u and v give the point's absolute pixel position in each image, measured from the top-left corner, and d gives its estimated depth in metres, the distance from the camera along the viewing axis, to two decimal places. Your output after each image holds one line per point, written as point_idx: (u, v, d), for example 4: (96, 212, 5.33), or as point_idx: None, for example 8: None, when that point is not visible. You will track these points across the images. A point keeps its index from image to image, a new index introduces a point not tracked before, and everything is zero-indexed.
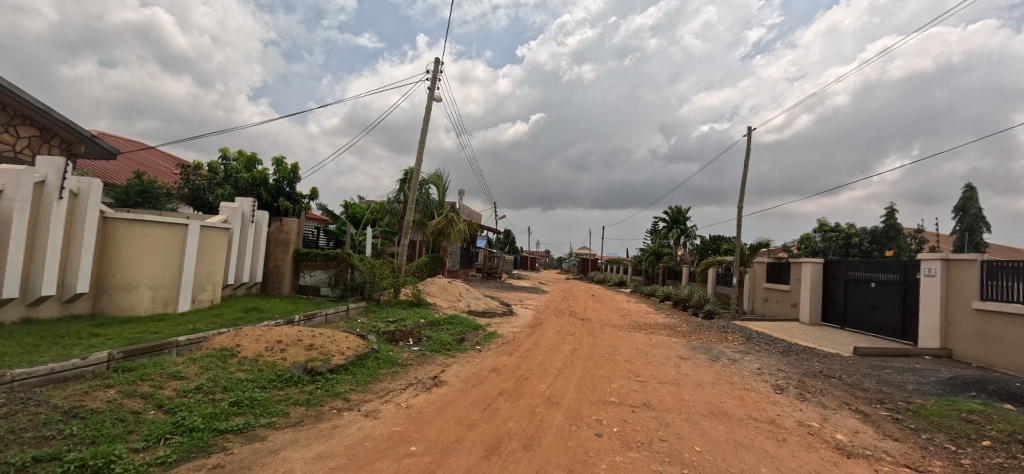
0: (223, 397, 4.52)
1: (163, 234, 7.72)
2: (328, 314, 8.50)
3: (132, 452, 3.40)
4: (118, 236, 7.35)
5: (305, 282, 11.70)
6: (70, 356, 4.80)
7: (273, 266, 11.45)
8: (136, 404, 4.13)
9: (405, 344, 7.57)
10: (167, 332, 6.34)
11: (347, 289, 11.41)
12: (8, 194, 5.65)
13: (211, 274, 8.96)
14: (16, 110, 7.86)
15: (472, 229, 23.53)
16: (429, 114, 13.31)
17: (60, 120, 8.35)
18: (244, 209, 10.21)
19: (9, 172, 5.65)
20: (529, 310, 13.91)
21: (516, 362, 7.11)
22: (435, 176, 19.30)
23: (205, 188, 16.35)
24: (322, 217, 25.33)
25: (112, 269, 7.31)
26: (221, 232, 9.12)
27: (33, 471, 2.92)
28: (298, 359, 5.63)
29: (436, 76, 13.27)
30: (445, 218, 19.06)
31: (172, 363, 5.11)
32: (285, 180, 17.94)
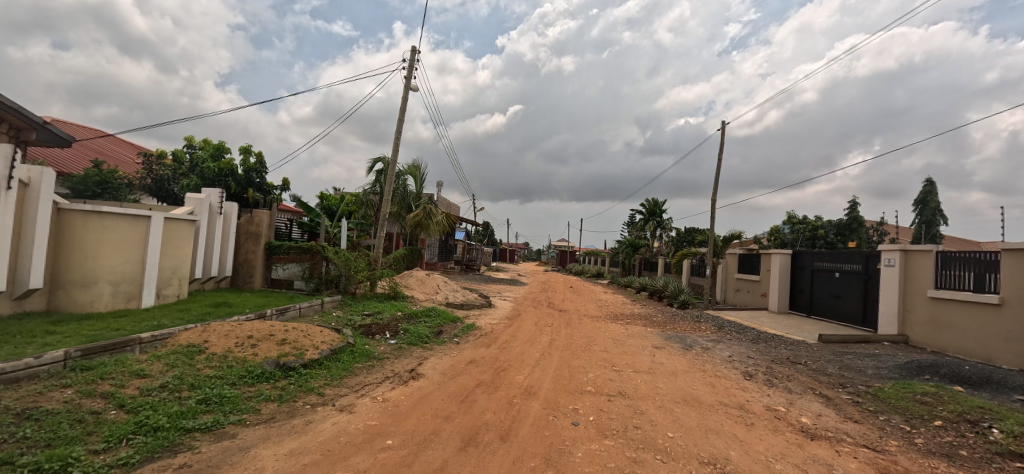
0: (189, 395, 4.37)
1: (124, 227, 7.36)
2: (302, 308, 8.33)
3: (91, 454, 3.26)
4: (75, 228, 6.97)
5: (278, 275, 11.39)
6: (22, 355, 4.54)
7: (243, 259, 11.10)
8: (96, 404, 3.95)
9: (382, 338, 7.48)
10: (128, 328, 6.06)
11: (322, 283, 11.17)
12: None
13: (177, 267, 8.62)
14: None
15: (451, 220, 23.27)
16: (406, 103, 13.02)
17: (9, 106, 7.81)
18: (211, 200, 9.85)
19: None
20: (508, 302, 13.96)
21: (494, 354, 7.11)
22: (412, 167, 19.00)
23: (169, 178, 15.67)
24: (295, 210, 24.77)
25: (69, 263, 6.92)
26: (188, 224, 8.77)
27: None
28: (270, 354, 5.49)
29: (413, 64, 12.97)
30: (423, 211, 18.79)
31: (135, 361, 4.90)
32: (254, 171, 17.47)
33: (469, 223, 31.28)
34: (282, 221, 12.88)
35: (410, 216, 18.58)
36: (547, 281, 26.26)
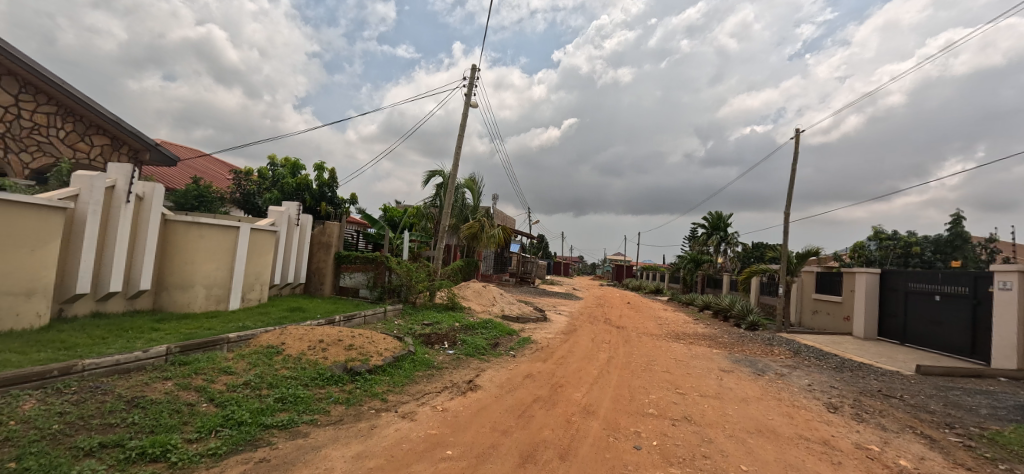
0: (268, 393, 4.70)
1: (218, 237, 8.15)
2: (367, 315, 8.71)
3: (186, 443, 3.59)
4: (177, 237, 7.83)
5: (345, 283, 11.99)
6: (133, 348, 5.11)
7: (315, 267, 11.87)
8: (190, 397, 4.35)
9: (440, 347, 7.64)
10: (218, 329, 6.66)
11: (385, 292, 11.65)
12: (82, 198, 5.98)
13: (259, 274, 9.41)
14: (93, 121, 8.60)
15: (507, 233, 23.45)
16: (465, 119, 13.46)
17: (128, 131, 8.97)
18: (290, 212, 10.66)
19: (83, 177, 5.98)
20: (563, 316, 13.72)
21: (550, 369, 7.00)
22: (469, 180, 19.55)
23: (254, 192, 17.22)
24: (362, 222, 26.44)
25: (171, 267, 7.77)
26: (269, 234, 9.56)
27: (100, 457, 3.16)
28: (338, 358, 5.79)
29: (472, 82, 13.44)
30: (479, 223, 19.29)
31: (223, 358, 5.36)
32: (326, 186, 18.82)
33: (524, 236, 31.55)
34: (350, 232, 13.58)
35: (466, 228, 19.03)
36: (602, 297, 25.65)
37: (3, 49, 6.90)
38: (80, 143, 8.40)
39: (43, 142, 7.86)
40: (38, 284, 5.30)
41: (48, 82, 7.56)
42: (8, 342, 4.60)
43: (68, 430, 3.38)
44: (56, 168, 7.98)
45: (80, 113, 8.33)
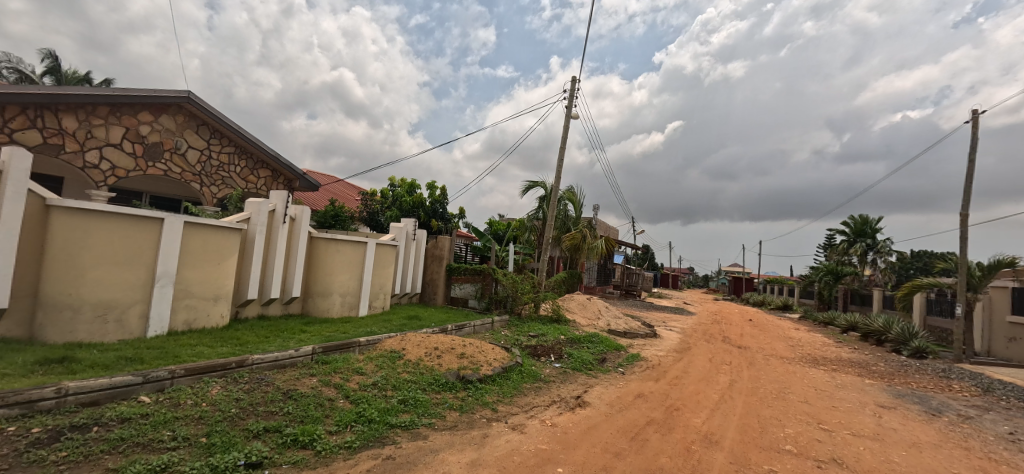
0: (393, 394, 5.13)
1: (350, 250, 9.28)
2: (476, 325, 9.12)
3: (328, 434, 4.06)
4: (319, 252, 8.97)
5: (455, 294, 12.66)
6: (288, 347, 6.01)
7: (429, 278, 12.79)
8: (330, 393, 4.92)
9: (547, 360, 7.65)
10: (351, 333, 7.52)
11: (491, 302, 12.08)
12: (252, 220, 7.26)
13: (383, 284, 10.45)
14: (260, 158, 10.50)
15: (609, 243, 22.65)
16: (566, 131, 13.55)
17: (285, 164, 10.74)
18: (408, 228, 11.63)
19: (253, 204, 7.28)
20: (674, 333, 12.80)
21: (664, 389, 6.53)
22: (571, 193, 19.57)
23: (377, 211, 19.42)
24: (468, 235, 28.16)
25: (314, 278, 8.92)
26: (390, 248, 10.59)
27: (265, 440, 3.74)
28: (452, 365, 6.12)
29: (573, 94, 13.51)
30: (581, 234, 19.05)
31: (356, 360, 6.01)
32: (438, 202, 20.43)
33: (629, 247, 30.52)
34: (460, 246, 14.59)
35: (568, 238, 18.79)
36: (717, 312, 23.47)
37: (202, 107, 8.79)
38: (251, 176, 10.31)
39: (225, 176, 9.76)
40: (222, 291, 6.50)
41: (229, 128, 9.36)
42: (205, 337, 5.73)
43: (242, 414, 4.06)
44: (233, 197, 9.81)
45: (252, 152, 10.22)
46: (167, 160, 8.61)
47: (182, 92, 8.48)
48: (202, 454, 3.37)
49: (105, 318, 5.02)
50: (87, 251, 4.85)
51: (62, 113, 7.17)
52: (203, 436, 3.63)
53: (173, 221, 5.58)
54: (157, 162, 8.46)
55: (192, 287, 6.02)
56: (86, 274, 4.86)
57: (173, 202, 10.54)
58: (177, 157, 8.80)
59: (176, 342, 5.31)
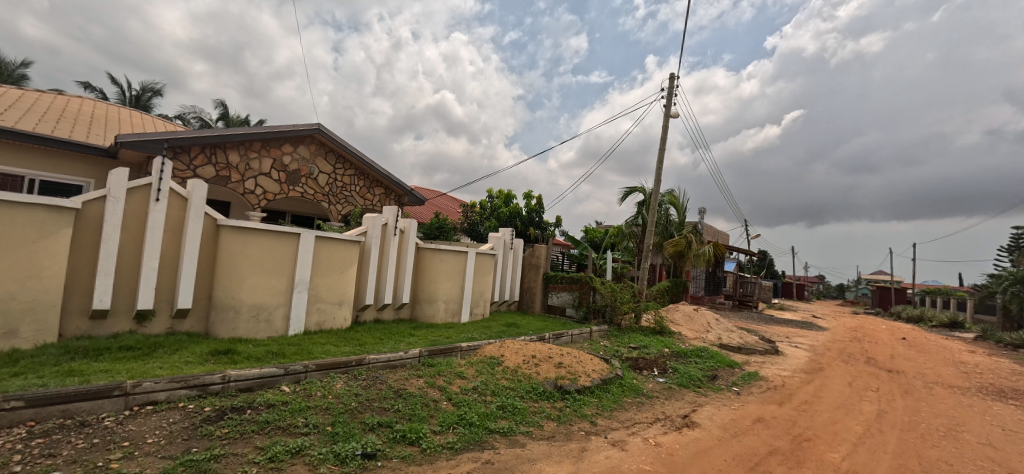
0: (492, 400, 5.20)
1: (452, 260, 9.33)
2: (574, 335, 8.97)
3: (433, 434, 4.26)
4: (425, 260, 9.19)
5: (553, 302, 12.78)
6: (399, 349, 6.47)
7: (527, 286, 12.88)
8: (435, 394, 5.12)
9: (650, 374, 7.22)
10: (454, 338, 7.87)
11: (590, 312, 11.91)
12: (368, 234, 7.91)
13: (482, 292, 10.42)
14: (375, 178, 11.70)
15: (716, 250, 20.82)
16: (665, 132, 12.84)
17: (395, 182, 11.80)
18: (505, 237, 11.62)
19: (369, 219, 7.92)
20: (801, 351, 11.17)
21: (790, 415, 5.70)
22: (672, 196, 18.51)
23: (477, 221, 20.36)
24: (564, 244, 28.32)
25: (421, 285, 9.21)
26: (489, 257, 10.54)
27: (379, 434, 4.06)
28: (549, 374, 6.07)
29: (671, 92, 12.80)
30: (686, 240, 17.94)
31: (458, 364, 6.25)
32: (534, 212, 20.90)
33: (741, 253, 27.62)
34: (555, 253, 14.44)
35: (672, 245, 17.89)
36: (857, 328, 19.97)
37: (329, 137, 10.08)
38: (367, 194, 11.53)
39: (347, 196, 11.02)
40: (345, 296, 7.20)
41: (349, 153, 10.58)
42: (332, 337, 6.44)
43: (360, 408, 4.44)
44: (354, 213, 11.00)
45: (368, 173, 11.43)
46: (303, 184, 10.01)
47: (313, 125, 9.80)
48: (328, 441, 3.78)
49: (258, 318, 5.92)
50: (245, 262, 5.77)
51: (230, 150, 8.69)
52: (329, 425, 4.05)
53: (307, 235, 6.37)
54: (296, 186, 9.87)
55: (322, 292, 6.79)
56: (245, 281, 5.81)
57: (308, 220, 12.23)
58: (311, 181, 10.18)
59: (310, 340, 6.09)
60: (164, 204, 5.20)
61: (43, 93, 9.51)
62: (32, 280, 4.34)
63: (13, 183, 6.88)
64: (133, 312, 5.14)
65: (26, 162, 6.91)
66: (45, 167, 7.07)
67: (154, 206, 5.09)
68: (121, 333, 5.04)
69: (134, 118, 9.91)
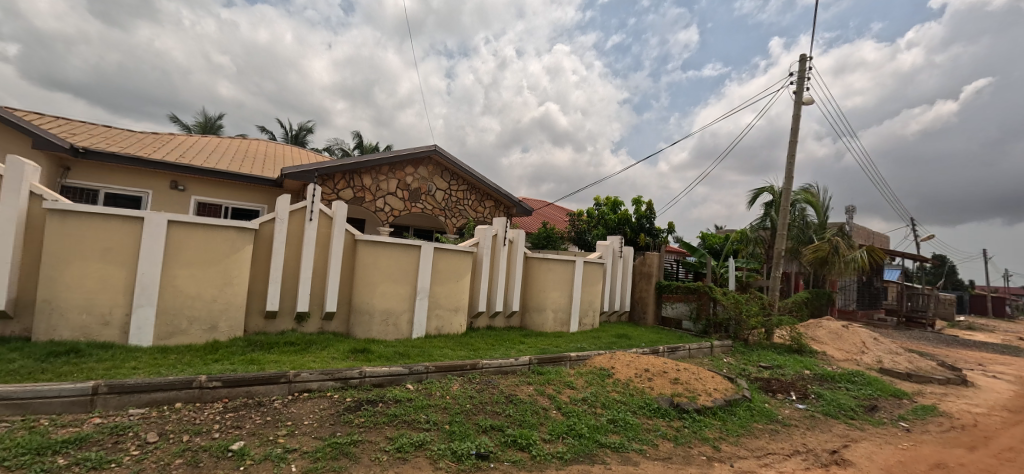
0: (602, 413, 5.03)
1: (560, 269, 9.02)
2: (692, 349, 8.27)
3: (543, 441, 4.27)
4: (533, 269, 9.00)
5: (667, 313, 11.53)
6: (510, 355, 6.63)
7: (637, 296, 11.91)
8: (545, 402, 5.12)
9: (786, 398, 6.32)
10: (563, 347, 7.77)
11: (711, 325, 10.33)
12: (480, 246, 8.12)
13: (591, 301, 9.79)
14: (486, 192, 12.19)
15: (871, 256, 17.51)
16: (796, 120, 11.32)
17: (505, 195, 12.09)
18: (613, 244, 10.78)
19: (479, 231, 8.15)
20: (1006, 383, 8.68)
21: (989, 465, 4.48)
22: (807, 193, 16.41)
23: (585, 229, 19.44)
24: (680, 251, 26.66)
25: (530, 294, 8.97)
26: (598, 265, 9.93)
27: (491, 436, 4.22)
28: (664, 391, 5.71)
29: (803, 75, 11.28)
30: (829, 245, 15.51)
31: (567, 373, 6.18)
32: (644, 217, 18.44)
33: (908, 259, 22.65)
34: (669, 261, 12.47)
35: (811, 251, 15.67)
36: None
37: (444, 157, 10.79)
38: (479, 207, 12.11)
39: (461, 210, 11.73)
40: (460, 303, 7.61)
41: (462, 170, 11.19)
42: (449, 342, 6.88)
43: (474, 410, 4.65)
44: (467, 226, 11.67)
45: (479, 188, 11.97)
46: (423, 201, 10.96)
47: (430, 147, 10.56)
48: (446, 438, 4.06)
49: (387, 321, 6.63)
50: (376, 272, 6.54)
51: (364, 174, 9.96)
52: (446, 423, 4.33)
53: (426, 247, 6.96)
54: (417, 202, 10.85)
55: (440, 299, 7.31)
56: (377, 288, 6.55)
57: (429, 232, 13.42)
58: (429, 198, 11.08)
59: (430, 343, 6.63)
60: (316, 223, 6.17)
61: (235, 138, 12.13)
62: (227, 286, 5.47)
63: (215, 210, 8.81)
64: (294, 314, 6.16)
65: (222, 193, 8.79)
66: (234, 196, 8.90)
67: (308, 224, 6.07)
68: (287, 330, 6.09)
69: (294, 154, 12.01)
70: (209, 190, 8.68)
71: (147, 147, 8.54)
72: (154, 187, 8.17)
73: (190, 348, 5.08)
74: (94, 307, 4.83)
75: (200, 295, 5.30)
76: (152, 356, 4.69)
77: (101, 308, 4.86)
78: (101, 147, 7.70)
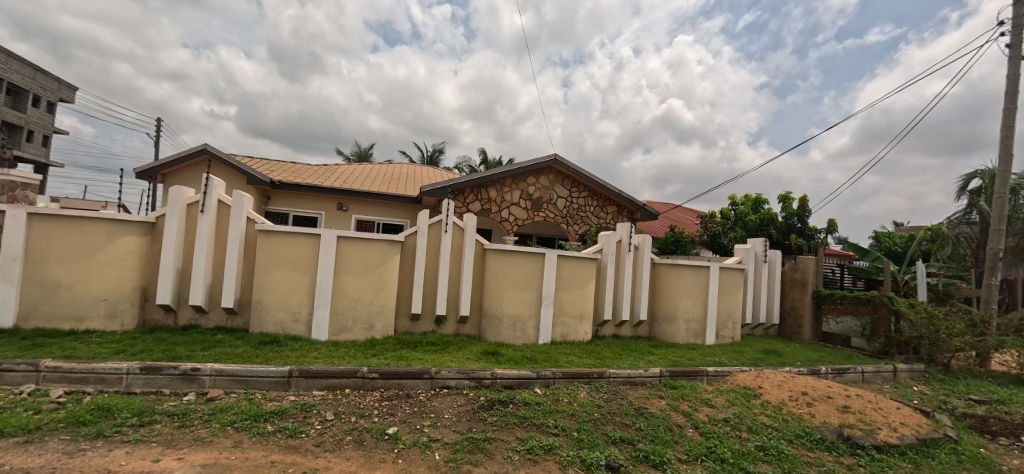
0: (750, 438, 4.43)
1: (692, 276, 8.36)
2: (865, 372, 6.85)
3: (678, 461, 3.90)
4: (661, 277, 8.53)
5: (830, 328, 9.68)
6: (638, 366, 6.31)
7: (788, 307, 10.08)
8: (679, 419, 4.76)
9: (1019, 446, 4.81)
10: (698, 360, 7.08)
11: (893, 343, 8.46)
12: (603, 252, 8.02)
13: (731, 311, 8.83)
14: (607, 197, 11.97)
15: None
16: (1011, 82, 8.78)
17: (628, 199, 11.69)
18: (756, 249, 9.61)
19: (602, 237, 8.05)
20: None
21: None
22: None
23: (720, 233, 16.31)
24: (845, 255, 22.48)
25: (659, 302, 8.50)
26: (738, 272, 8.93)
27: (620, 449, 4.03)
28: (829, 420, 4.86)
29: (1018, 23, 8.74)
30: None
31: (705, 390, 5.63)
32: (794, 216, 15.57)
33: None
34: (831, 266, 10.33)
35: None
36: None
37: (565, 164, 10.94)
38: (601, 213, 11.95)
39: (583, 216, 11.71)
40: (585, 311, 7.54)
41: (582, 176, 11.18)
42: (574, 349, 6.89)
43: (603, 419, 4.54)
44: (589, 232, 11.61)
45: (601, 193, 11.80)
46: (545, 209, 11.26)
47: (551, 155, 10.82)
48: (575, 444, 4.02)
49: (516, 326, 6.93)
50: (503, 279, 6.92)
51: (490, 187, 10.67)
52: (574, 430, 4.29)
53: (550, 254, 7.11)
54: (539, 211, 11.19)
55: (565, 306, 7.36)
56: (505, 294, 6.92)
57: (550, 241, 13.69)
58: (551, 206, 11.34)
59: (556, 349, 6.73)
60: (451, 234, 6.79)
61: (382, 163, 14.10)
62: (380, 291, 6.31)
63: (369, 226, 10.28)
64: (434, 316, 6.83)
65: (372, 211, 10.21)
66: (383, 213, 10.28)
67: (444, 235, 6.71)
68: (429, 331, 6.78)
69: (429, 173, 13.45)
70: (364, 209, 10.19)
71: (320, 176, 10.42)
72: (324, 209, 9.89)
73: (355, 343, 6.00)
74: (289, 307, 6.04)
75: (361, 298, 6.23)
76: (328, 348, 5.67)
77: (292, 308, 6.04)
78: (291, 179, 9.67)
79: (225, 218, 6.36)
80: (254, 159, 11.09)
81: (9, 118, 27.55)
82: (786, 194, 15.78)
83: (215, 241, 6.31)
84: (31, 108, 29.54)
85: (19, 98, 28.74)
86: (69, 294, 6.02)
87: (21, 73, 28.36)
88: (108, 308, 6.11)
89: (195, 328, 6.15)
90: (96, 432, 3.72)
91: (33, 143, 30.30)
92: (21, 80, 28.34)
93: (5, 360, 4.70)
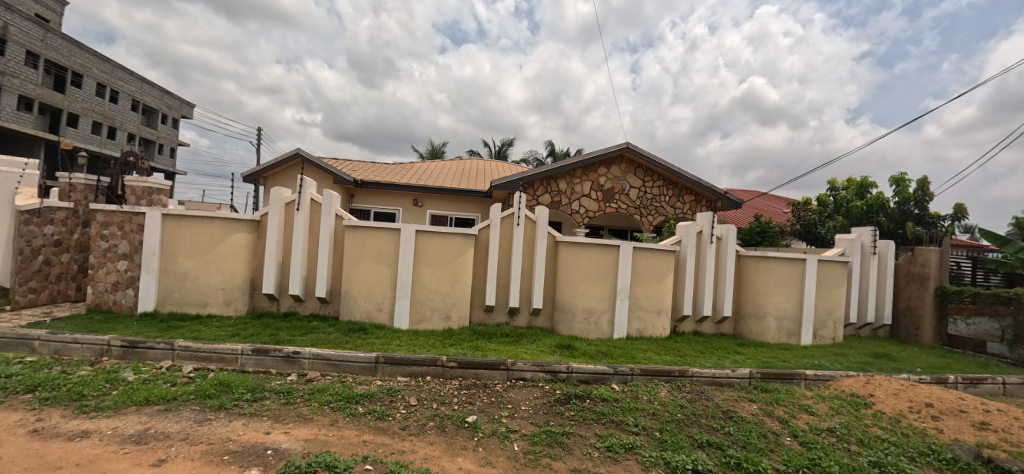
0: (861, 452, 3.96)
1: (785, 269, 7.68)
2: (1008, 383, 5.82)
3: (776, 471, 3.59)
4: (749, 271, 7.95)
5: (958, 331, 8.36)
6: (723, 366, 5.91)
7: (903, 305, 8.89)
8: (775, 425, 4.39)
9: None
10: (793, 362, 6.48)
11: None
12: (682, 243, 7.63)
13: (832, 309, 7.98)
14: (685, 185, 11.37)
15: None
16: None
17: (708, 188, 11.00)
18: (862, 240, 8.57)
19: (681, 227, 7.65)
20: None
21: None
22: None
23: (816, 222, 14.56)
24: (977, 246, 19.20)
25: (745, 297, 7.97)
26: (841, 265, 8.02)
27: (709, 453, 3.80)
28: (964, 439, 4.19)
29: None
30: None
31: (803, 395, 5.14)
32: (910, 202, 13.67)
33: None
34: (958, 258, 9.02)
35: None
36: None
37: (638, 153, 10.53)
38: (678, 202, 11.39)
39: (658, 207, 11.23)
40: (662, 305, 7.23)
41: (657, 165, 10.69)
42: (652, 345, 6.64)
43: (687, 421, 4.33)
44: (665, 224, 11.13)
45: (678, 181, 11.24)
46: (617, 200, 10.95)
47: (623, 144, 10.49)
48: (658, 446, 3.86)
49: (589, 320, 6.85)
50: (577, 272, 6.85)
51: (560, 180, 10.61)
52: (657, 430, 4.13)
53: (625, 246, 6.91)
54: (611, 202, 10.91)
55: (640, 301, 7.11)
56: (578, 287, 6.85)
57: (622, 232, 13.31)
58: (623, 196, 11.01)
59: (632, 345, 6.54)
60: (523, 226, 6.84)
61: (453, 160, 14.57)
62: (455, 283, 6.55)
63: (442, 221, 10.71)
64: (507, 308, 6.95)
65: (444, 207, 10.62)
66: (455, 208, 10.66)
67: (516, 228, 6.78)
68: (502, 323, 6.92)
69: (498, 168, 13.69)
70: (438, 205, 10.62)
71: (398, 174, 11.03)
72: (401, 205, 10.45)
73: (434, 332, 6.30)
74: (373, 297, 6.48)
75: (438, 289, 6.50)
76: (409, 337, 5.99)
77: (377, 298, 6.47)
78: (372, 178, 10.35)
79: (317, 215, 6.96)
80: (339, 160, 12.03)
81: (145, 135, 32.52)
82: (900, 176, 13.96)
83: (310, 237, 6.93)
84: (161, 125, 34.57)
85: (151, 117, 33.72)
86: (195, 284, 6.97)
87: (153, 95, 33.27)
88: (224, 295, 6.99)
89: (295, 315, 6.83)
90: (219, 404, 4.27)
91: (163, 154, 35.47)
92: (153, 102, 33.26)
93: (148, 339, 5.54)
